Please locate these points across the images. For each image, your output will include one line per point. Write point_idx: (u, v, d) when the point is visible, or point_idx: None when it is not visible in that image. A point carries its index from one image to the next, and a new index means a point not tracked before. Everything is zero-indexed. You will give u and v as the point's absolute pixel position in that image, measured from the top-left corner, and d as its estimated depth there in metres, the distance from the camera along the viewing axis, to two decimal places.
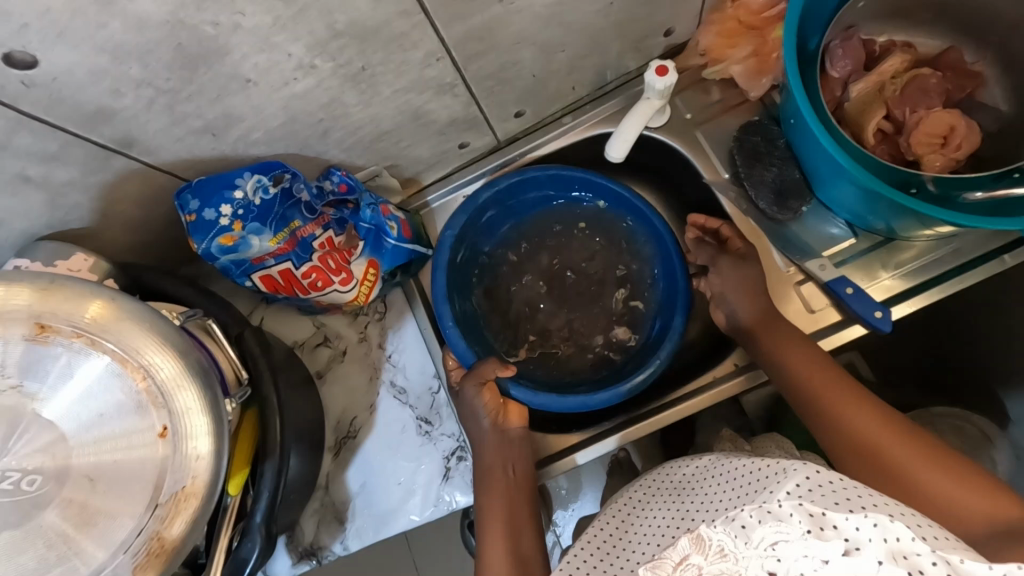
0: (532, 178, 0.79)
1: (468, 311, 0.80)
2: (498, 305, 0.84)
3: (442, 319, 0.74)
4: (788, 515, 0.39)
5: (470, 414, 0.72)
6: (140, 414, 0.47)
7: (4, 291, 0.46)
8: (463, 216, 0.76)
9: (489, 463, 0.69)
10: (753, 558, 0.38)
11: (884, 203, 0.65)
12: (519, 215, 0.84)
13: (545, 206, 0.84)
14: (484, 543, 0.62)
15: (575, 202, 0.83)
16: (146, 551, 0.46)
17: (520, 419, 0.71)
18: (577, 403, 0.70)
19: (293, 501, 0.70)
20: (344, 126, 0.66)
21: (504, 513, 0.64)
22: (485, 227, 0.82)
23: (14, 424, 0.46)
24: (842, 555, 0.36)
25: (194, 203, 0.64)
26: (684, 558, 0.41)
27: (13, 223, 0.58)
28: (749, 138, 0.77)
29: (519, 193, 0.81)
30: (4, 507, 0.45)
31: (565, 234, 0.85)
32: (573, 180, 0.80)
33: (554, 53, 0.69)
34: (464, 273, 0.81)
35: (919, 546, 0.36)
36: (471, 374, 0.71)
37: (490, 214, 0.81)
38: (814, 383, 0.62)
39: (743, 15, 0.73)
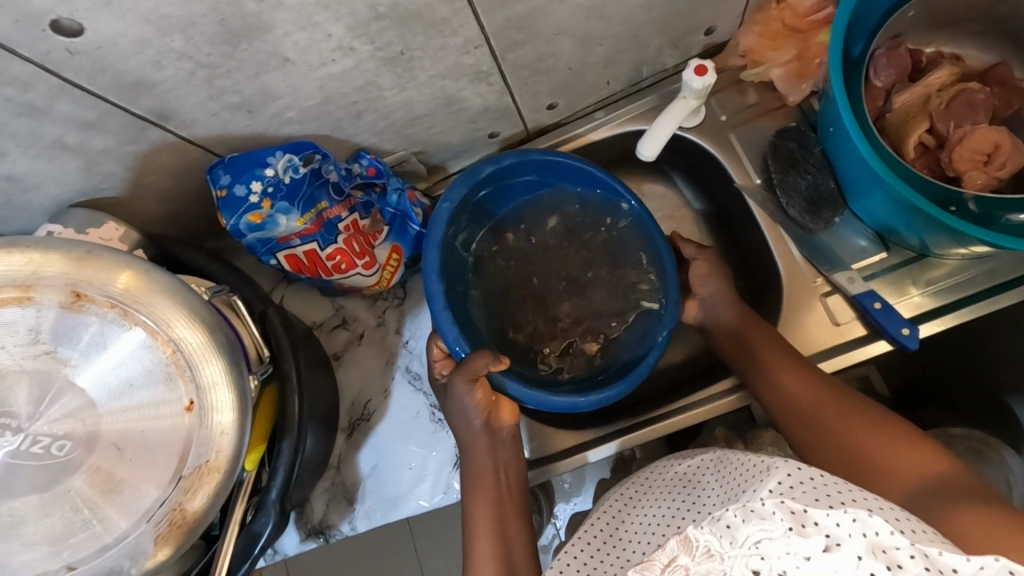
0: (531, 164, 0.75)
1: (459, 299, 0.75)
2: (489, 296, 0.79)
3: (434, 301, 0.68)
4: (770, 513, 0.39)
5: (459, 410, 0.67)
6: (168, 385, 0.48)
7: (39, 257, 0.46)
8: (462, 189, 0.71)
9: (477, 464, 0.66)
10: (738, 557, 0.39)
11: (921, 218, 0.64)
12: (515, 205, 0.80)
13: (539, 198, 0.80)
14: (472, 545, 0.61)
15: (570, 197, 0.79)
16: (168, 522, 0.46)
17: (511, 415, 0.68)
18: (568, 403, 0.67)
19: (306, 480, 0.71)
20: (377, 109, 0.66)
21: (491, 517, 0.63)
22: (479, 212, 0.77)
23: (46, 388, 0.47)
24: (822, 551, 0.37)
25: (226, 179, 0.64)
26: (672, 560, 0.41)
27: (46, 188, 0.59)
28: (786, 143, 0.75)
29: (513, 181, 0.77)
30: (33, 470, 0.46)
31: (560, 230, 0.80)
32: (573, 173, 0.76)
33: (592, 46, 0.68)
34: (457, 257, 0.76)
35: (897, 540, 0.37)
36: (460, 368, 0.66)
37: (484, 198, 0.76)
38: (803, 399, 0.61)
39: (789, 17, 0.72)
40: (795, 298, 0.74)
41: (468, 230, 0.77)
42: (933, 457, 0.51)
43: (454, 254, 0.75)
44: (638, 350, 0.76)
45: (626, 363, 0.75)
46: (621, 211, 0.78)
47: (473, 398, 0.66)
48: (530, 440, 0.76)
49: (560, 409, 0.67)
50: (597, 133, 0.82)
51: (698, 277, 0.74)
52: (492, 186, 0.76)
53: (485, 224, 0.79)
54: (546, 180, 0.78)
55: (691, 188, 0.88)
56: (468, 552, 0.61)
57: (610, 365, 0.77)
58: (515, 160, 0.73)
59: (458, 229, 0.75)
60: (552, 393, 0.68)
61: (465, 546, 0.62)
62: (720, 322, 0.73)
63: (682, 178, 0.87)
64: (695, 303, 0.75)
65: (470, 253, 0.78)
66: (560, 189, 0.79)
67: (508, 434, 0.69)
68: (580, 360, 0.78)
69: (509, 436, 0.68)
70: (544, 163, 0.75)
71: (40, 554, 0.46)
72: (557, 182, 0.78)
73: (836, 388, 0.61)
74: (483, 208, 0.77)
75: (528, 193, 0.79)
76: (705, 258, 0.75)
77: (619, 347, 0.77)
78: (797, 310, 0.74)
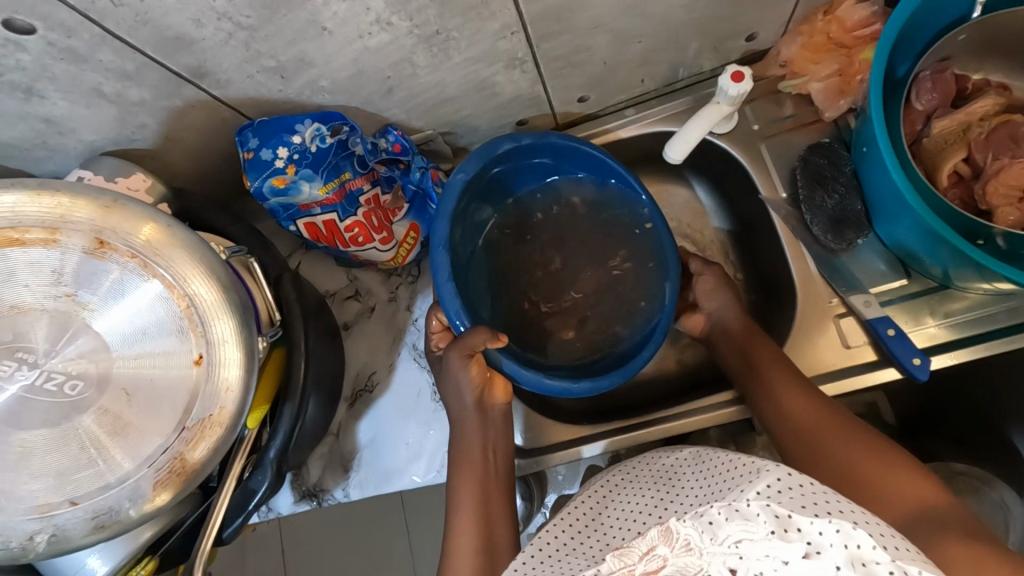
0: (547, 147, 0.74)
1: (465, 274, 0.75)
2: (499, 275, 0.79)
3: (438, 272, 0.68)
4: (755, 515, 0.40)
5: (453, 386, 0.68)
6: (179, 338, 0.49)
7: (69, 201, 0.48)
8: (478, 161, 0.70)
9: (467, 443, 0.67)
10: (716, 554, 0.39)
11: (946, 248, 0.62)
12: (531, 186, 0.80)
13: (553, 183, 0.80)
14: (452, 524, 0.62)
15: (581, 184, 0.80)
16: (168, 469, 0.48)
17: (504, 394, 0.69)
18: (559, 387, 0.68)
19: (305, 444, 0.73)
20: (408, 87, 0.66)
21: (476, 498, 0.63)
22: (493, 187, 0.77)
23: (64, 328, 0.48)
24: (802, 557, 0.37)
25: (254, 142, 0.65)
26: (650, 548, 0.41)
27: (81, 134, 0.60)
28: (816, 159, 0.74)
29: (526, 163, 0.76)
30: (45, 405, 0.48)
31: (569, 218, 0.80)
32: (587, 161, 0.76)
33: (629, 43, 0.68)
34: (468, 231, 0.76)
35: (879, 555, 0.37)
36: (458, 343, 0.66)
37: (498, 174, 0.76)
38: (798, 411, 0.61)
39: (835, 31, 0.71)
40: (809, 316, 0.73)
41: (480, 206, 0.77)
42: (927, 485, 0.50)
43: (466, 228, 0.75)
44: (634, 343, 0.76)
45: (622, 355, 0.75)
46: (634, 206, 0.77)
47: (467, 374, 0.66)
48: (524, 429, 0.76)
49: (551, 392, 0.68)
50: (627, 130, 0.81)
51: (704, 291, 0.75)
52: (509, 163, 0.75)
53: (500, 201, 0.79)
54: (560, 166, 0.78)
55: (716, 195, 0.87)
56: (449, 529, 0.62)
57: (605, 358, 0.76)
58: (533, 142, 0.73)
59: (471, 203, 0.75)
60: (547, 376, 0.68)
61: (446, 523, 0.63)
62: (728, 332, 0.72)
63: (707, 183, 0.87)
64: (703, 317, 0.75)
65: (479, 228, 0.78)
66: (577, 175, 0.79)
67: (499, 413, 0.69)
68: (581, 347, 0.78)
69: (500, 415, 0.69)
70: (560, 147, 0.74)
71: (46, 486, 0.48)
72: (572, 168, 0.78)
73: (833, 405, 0.60)
74: (496, 185, 0.77)
75: (541, 176, 0.79)
76: (711, 272, 0.76)
77: (617, 338, 0.77)
78: (809, 328, 0.73)
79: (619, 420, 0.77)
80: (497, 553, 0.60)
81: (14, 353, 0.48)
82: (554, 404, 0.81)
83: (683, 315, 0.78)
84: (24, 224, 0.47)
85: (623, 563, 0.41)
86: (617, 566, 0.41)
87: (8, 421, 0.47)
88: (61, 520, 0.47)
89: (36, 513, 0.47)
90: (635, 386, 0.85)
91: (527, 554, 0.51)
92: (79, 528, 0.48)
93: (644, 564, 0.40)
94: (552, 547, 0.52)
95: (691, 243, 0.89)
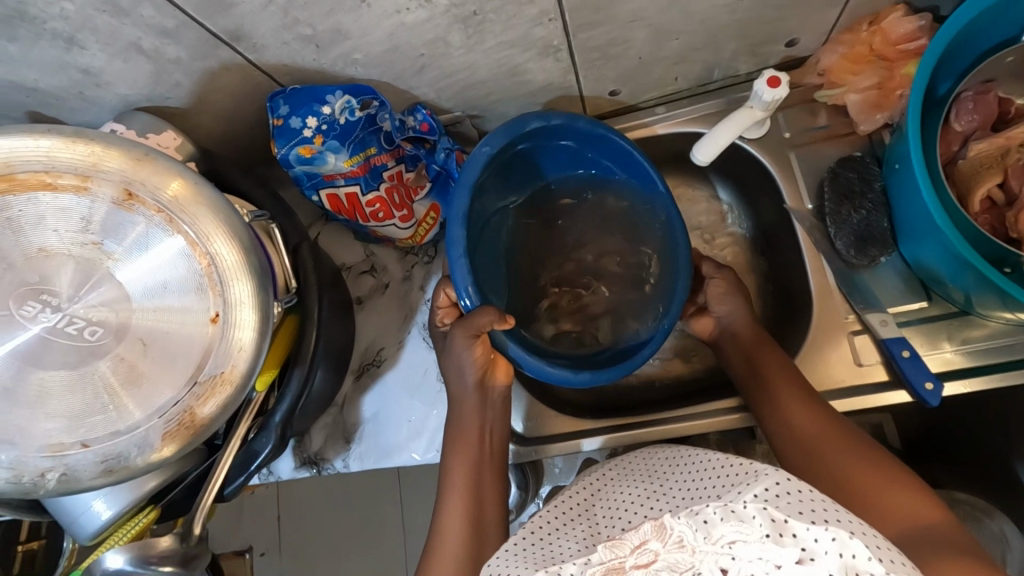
0: (575, 130, 0.72)
1: (495, 262, 0.76)
2: (517, 258, 0.79)
3: (453, 246, 0.66)
4: (750, 517, 0.39)
5: (454, 366, 0.68)
6: (198, 295, 0.50)
7: (101, 150, 0.48)
8: (506, 135, 0.68)
9: (465, 423, 0.67)
10: (709, 554, 0.39)
11: (971, 273, 0.61)
12: (552, 168, 0.78)
13: (575, 168, 0.79)
14: (445, 500, 0.63)
15: (601, 171, 0.78)
16: (177, 422, 0.50)
17: (505, 376, 0.69)
18: (560, 376, 0.68)
19: (310, 413, 0.74)
20: (441, 67, 0.66)
21: (470, 477, 0.64)
22: (520, 162, 0.76)
23: (89, 275, 0.49)
24: (795, 562, 0.37)
25: (284, 109, 0.65)
26: (642, 542, 0.42)
27: (117, 88, 0.61)
28: (845, 173, 0.73)
29: (552, 144, 0.75)
30: (65, 348, 0.49)
31: (588, 212, 0.80)
32: (613, 149, 0.74)
33: (667, 39, 0.67)
34: (491, 207, 0.75)
35: (873, 566, 0.37)
36: (464, 322, 0.66)
37: (524, 151, 0.74)
38: (801, 421, 0.60)
39: (878, 42, 0.68)
40: (822, 330, 0.73)
41: (502, 182, 0.76)
42: (925, 505, 0.50)
43: (486, 206, 0.74)
44: (637, 339, 0.75)
45: (620, 350, 0.75)
46: (651, 199, 0.75)
47: (471, 354, 0.66)
48: (526, 417, 0.76)
49: (551, 381, 0.68)
50: (661, 126, 0.80)
51: (715, 296, 0.74)
52: (535, 141, 0.73)
53: (523, 179, 0.78)
54: (584, 151, 0.76)
55: (740, 200, 0.86)
56: (440, 505, 0.63)
57: (605, 350, 0.76)
58: (562, 123, 0.70)
59: (495, 179, 0.74)
60: (552, 364, 0.68)
61: (438, 498, 0.64)
62: (736, 338, 0.72)
63: (732, 187, 0.86)
64: (711, 321, 0.75)
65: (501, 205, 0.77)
66: (600, 162, 0.77)
67: (500, 395, 0.69)
68: (589, 336, 0.78)
69: (500, 398, 0.69)
70: (587, 133, 0.72)
71: (60, 426, 0.49)
72: (594, 155, 0.76)
73: (836, 418, 0.60)
74: (522, 161, 0.76)
75: (565, 159, 0.78)
76: (723, 277, 0.75)
77: (623, 332, 0.77)
78: (821, 342, 0.72)
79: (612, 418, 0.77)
80: (487, 535, 0.61)
81: (38, 295, 0.49)
82: (555, 394, 0.81)
83: (692, 317, 0.77)
84: (58, 170, 0.48)
85: (614, 554, 0.42)
86: (608, 557, 0.42)
87: (28, 360, 0.48)
88: (72, 461, 0.49)
89: (48, 451, 0.48)
90: (639, 386, 0.85)
91: (518, 537, 0.51)
92: (89, 470, 0.49)
93: (635, 556, 0.41)
94: (545, 531, 0.52)
95: (710, 247, 0.88)
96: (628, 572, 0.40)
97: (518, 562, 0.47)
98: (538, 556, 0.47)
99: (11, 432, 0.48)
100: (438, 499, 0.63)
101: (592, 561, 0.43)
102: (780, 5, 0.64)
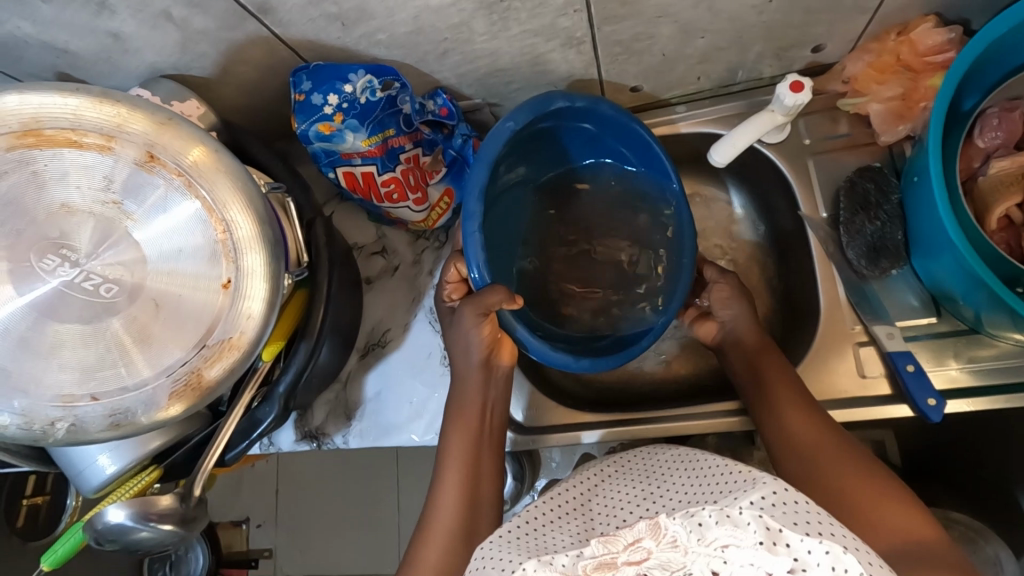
0: (598, 114, 0.72)
1: (507, 243, 0.77)
2: (527, 242, 0.79)
3: (469, 221, 0.66)
4: (745, 523, 0.40)
5: (461, 341, 0.68)
6: (211, 261, 0.51)
7: (126, 112, 0.49)
8: (530, 113, 0.67)
9: (465, 405, 0.67)
10: (700, 555, 0.40)
11: (985, 292, 0.61)
12: (567, 153, 0.78)
13: (592, 155, 0.79)
14: (440, 478, 0.63)
15: (618, 159, 0.78)
16: (184, 382, 0.51)
17: (510, 356, 0.69)
18: (561, 361, 0.69)
19: (315, 387, 0.74)
20: (464, 52, 0.66)
21: (466, 458, 0.64)
22: (539, 139, 0.76)
23: (107, 233, 0.50)
24: (786, 572, 0.38)
25: (307, 85, 0.66)
26: (636, 540, 0.43)
27: (144, 54, 0.62)
28: (863, 183, 0.72)
29: (573, 126, 0.75)
30: (81, 303, 0.50)
31: (603, 201, 0.80)
32: (631, 138, 0.74)
33: (692, 37, 0.66)
34: (506, 188, 0.76)
35: None
36: (473, 299, 0.66)
37: (545, 129, 0.74)
38: (796, 428, 0.60)
39: (905, 53, 0.68)
40: (827, 340, 0.73)
41: (517, 157, 0.76)
42: (919, 523, 0.50)
43: (500, 183, 0.75)
44: (637, 328, 0.76)
45: (621, 337, 0.76)
46: (665, 200, 0.77)
47: (479, 333, 0.66)
48: (526, 407, 0.77)
49: (553, 365, 0.69)
50: (685, 124, 0.80)
51: (720, 299, 0.74)
52: (557, 120, 0.73)
53: (540, 159, 0.78)
54: (603, 137, 0.76)
55: (756, 205, 0.86)
56: (436, 478, 0.64)
57: (604, 338, 0.77)
58: (586, 106, 0.70)
59: (510, 156, 0.74)
60: (556, 349, 0.69)
61: (433, 474, 0.64)
62: (740, 343, 0.71)
63: (748, 191, 0.86)
64: (715, 325, 0.75)
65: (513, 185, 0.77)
66: (617, 148, 0.77)
67: (502, 374, 0.70)
68: (589, 320, 0.79)
69: (503, 376, 0.70)
70: (610, 118, 0.72)
71: (72, 378, 0.50)
72: (612, 142, 0.77)
73: (834, 426, 0.60)
74: (541, 139, 0.76)
75: (582, 143, 0.78)
76: (727, 281, 0.74)
77: (624, 321, 0.78)
78: (826, 352, 0.72)
79: (611, 412, 0.77)
80: (480, 516, 0.61)
81: (58, 249, 0.50)
82: (553, 384, 0.82)
83: (697, 321, 0.78)
84: (83, 128, 0.49)
85: (607, 549, 0.43)
86: (601, 552, 0.43)
87: (46, 312, 0.50)
88: (82, 413, 0.50)
89: (60, 401, 0.50)
90: (640, 384, 0.86)
91: (513, 525, 0.51)
92: (96, 423, 0.50)
93: (627, 553, 0.42)
94: (539, 521, 0.52)
95: (722, 250, 0.88)
96: (620, 568, 0.41)
97: (511, 549, 0.47)
98: (531, 545, 0.47)
99: (24, 381, 0.49)
100: (432, 478, 0.64)
101: (584, 554, 0.43)
102: (808, 9, 0.63)
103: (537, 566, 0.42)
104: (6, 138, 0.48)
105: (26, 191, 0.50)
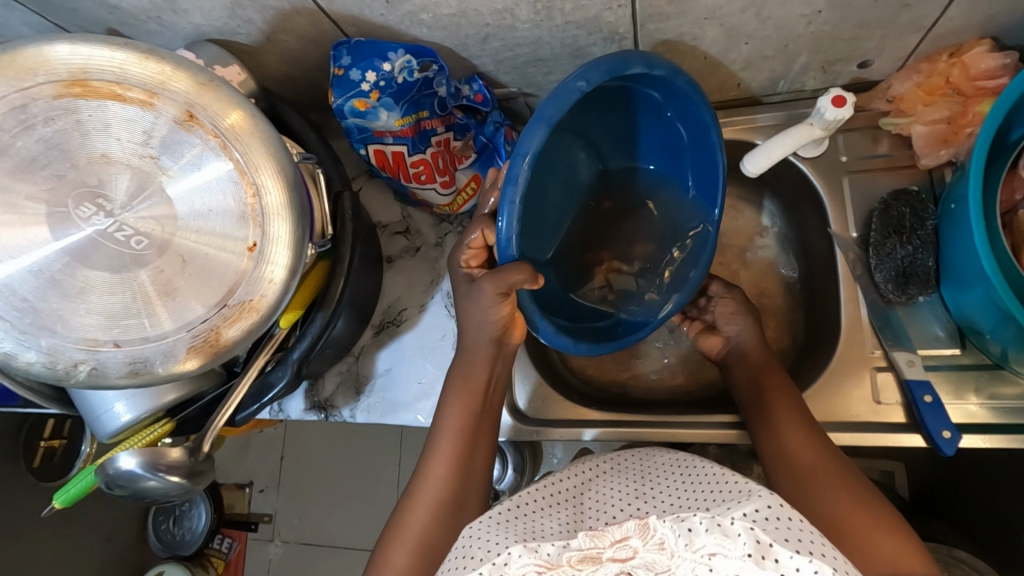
0: (670, 86, 0.66)
1: (551, 211, 0.73)
2: (568, 216, 0.76)
3: (510, 186, 0.59)
4: (735, 534, 0.40)
5: (475, 319, 0.67)
6: (239, 222, 0.52)
7: (170, 71, 0.51)
8: (607, 73, 0.58)
9: (467, 381, 0.67)
10: (687, 560, 0.40)
11: (1012, 328, 0.59)
12: (620, 119, 0.74)
13: (651, 125, 0.74)
14: (433, 453, 0.63)
15: (671, 137, 0.74)
16: (202, 338, 0.52)
17: (520, 334, 0.70)
18: (564, 343, 0.69)
19: (327, 358, 0.76)
20: (504, 38, 0.66)
21: (459, 436, 0.64)
22: (606, 100, 0.70)
23: (142, 186, 0.52)
24: None
25: (346, 60, 0.66)
26: (623, 537, 0.43)
27: (192, 16, 0.64)
28: (897, 206, 0.71)
29: (639, 90, 0.69)
30: (110, 252, 0.52)
31: (660, 194, 0.78)
32: (694, 118, 0.69)
33: (737, 43, 0.66)
34: (563, 154, 0.72)
35: None
36: (493, 275, 0.63)
37: (613, 88, 0.68)
38: (794, 448, 0.59)
39: (956, 76, 0.65)
40: (845, 362, 0.71)
41: (577, 117, 0.71)
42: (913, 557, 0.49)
43: (555, 147, 0.70)
44: (633, 314, 0.78)
45: (619, 321, 0.78)
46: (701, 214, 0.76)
47: (495, 312, 0.65)
48: (530, 397, 0.78)
49: (556, 347, 0.69)
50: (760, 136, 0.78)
51: (725, 314, 0.74)
52: (623, 83, 0.67)
53: (595, 122, 0.73)
54: (666, 108, 0.70)
55: (784, 219, 0.85)
56: (429, 450, 0.64)
57: (605, 317, 0.78)
58: (665, 74, 0.63)
59: (569, 117, 0.69)
60: (561, 333, 0.69)
61: (426, 450, 0.64)
62: (746, 357, 0.71)
63: (778, 203, 0.85)
64: (721, 340, 0.74)
65: None
66: (675, 126, 0.72)
67: (510, 351, 0.70)
68: (600, 299, 0.79)
69: (509, 354, 0.70)
70: (679, 95, 0.67)
71: (97, 323, 0.52)
72: (674, 118, 0.71)
73: (833, 448, 0.59)
74: (605, 98, 0.70)
75: (643, 108, 0.72)
76: (733, 296, 0.74)
77: (625, 301, 0.79)
78: (840, 375, 0.71)
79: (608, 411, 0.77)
80: (471, 498, 0.61)
81: (95, 198, 0.51)
82: (551, 359, 0.83)
83: (701, 335, 0.78)
84: (127, 82, 0.50)
85: (594, 543, 0.43)
86: (587, 545, 0.43)
87: (77, 257, 0.51)
88: (103, 358, 0.51)
89: (83, 345, 0.51)
90: (645, 387, 0.85)
91: (505, 507, 0.51)
92: (115, 369, 0.51)
93: (613, 549, 0.42)
94: (530, 506, 0.52)
95: (746, 260, 0.87)
96: (604, 563, 0.42)
97: (500, 531, 0.47)
98: (520, 529, 0.48)
99: (52, 321, 0.51)
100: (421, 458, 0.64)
101: (570, 545, 0.44)
102: (859, 23, 0.61)
103: (521, 552, 0.42)
104: (56, 86, 0.50)
105: (69, 138, 0.51)
